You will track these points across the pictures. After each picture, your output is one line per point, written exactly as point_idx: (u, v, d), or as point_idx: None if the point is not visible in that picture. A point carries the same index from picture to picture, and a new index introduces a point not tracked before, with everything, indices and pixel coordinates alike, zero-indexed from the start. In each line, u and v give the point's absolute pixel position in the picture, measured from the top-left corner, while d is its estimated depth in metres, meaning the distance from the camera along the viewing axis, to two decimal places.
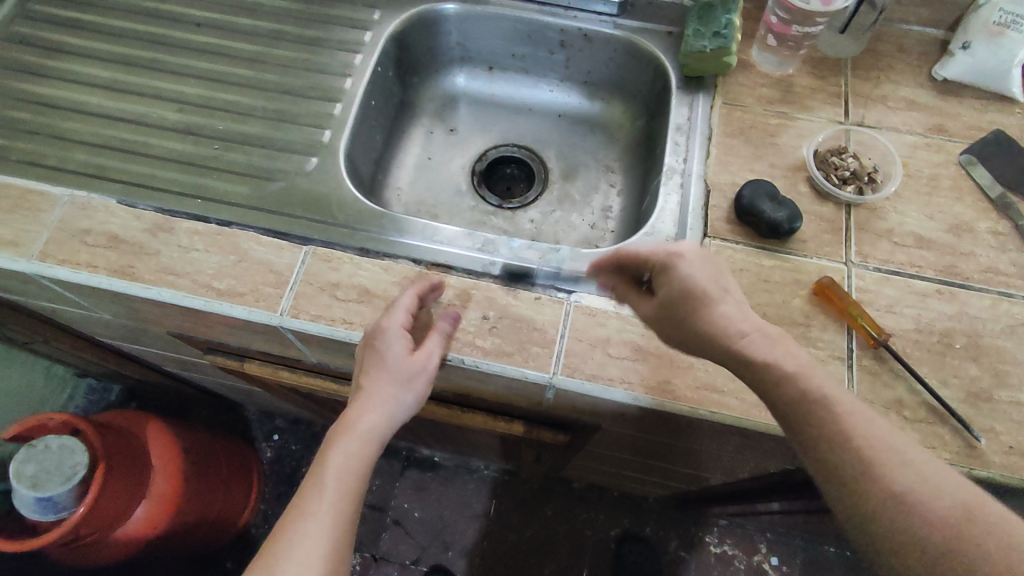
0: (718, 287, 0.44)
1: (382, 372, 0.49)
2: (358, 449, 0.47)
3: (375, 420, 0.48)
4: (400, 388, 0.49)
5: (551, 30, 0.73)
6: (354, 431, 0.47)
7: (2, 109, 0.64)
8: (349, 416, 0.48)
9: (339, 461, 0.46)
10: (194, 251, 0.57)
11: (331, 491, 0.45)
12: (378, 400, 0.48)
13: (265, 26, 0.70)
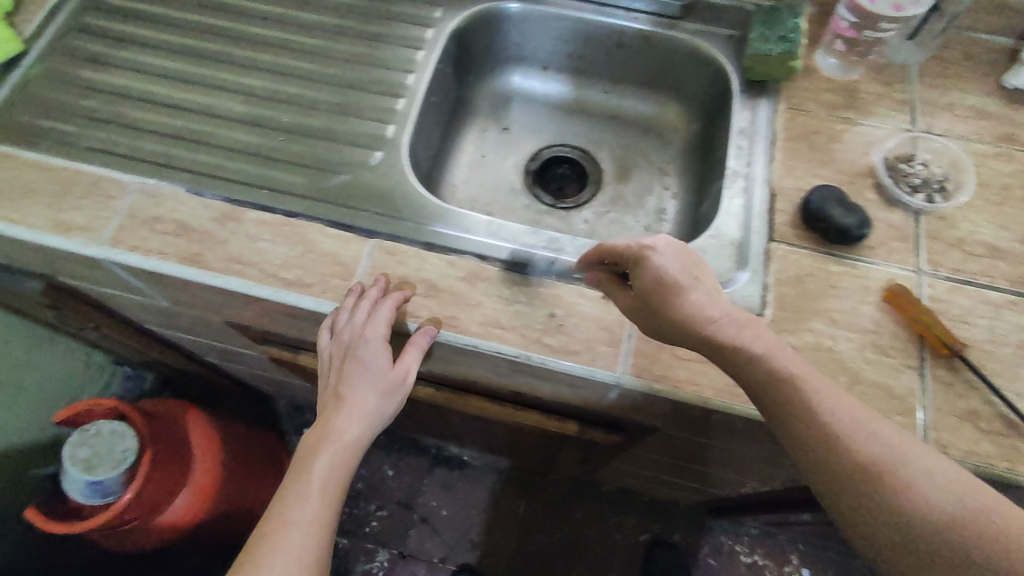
0: (687, 278, 0.45)
1: (363, 383, 0.53)
2: (342, 458, 0.51)
3: (357, 430, 0.52)
4: (379, 399, 0.53)
5: (610, 32, 0.73)
6: (338, 440, 0.51)
7: (74, 98, 0.65)
8: (333, 427, 0.51)
9: (325, 469, 0.50)
10: (261, 241, 0.58)
11: (316, 498, 0.49)
12: (360, 412, 0.52)
13: (329, 22, 0.71)
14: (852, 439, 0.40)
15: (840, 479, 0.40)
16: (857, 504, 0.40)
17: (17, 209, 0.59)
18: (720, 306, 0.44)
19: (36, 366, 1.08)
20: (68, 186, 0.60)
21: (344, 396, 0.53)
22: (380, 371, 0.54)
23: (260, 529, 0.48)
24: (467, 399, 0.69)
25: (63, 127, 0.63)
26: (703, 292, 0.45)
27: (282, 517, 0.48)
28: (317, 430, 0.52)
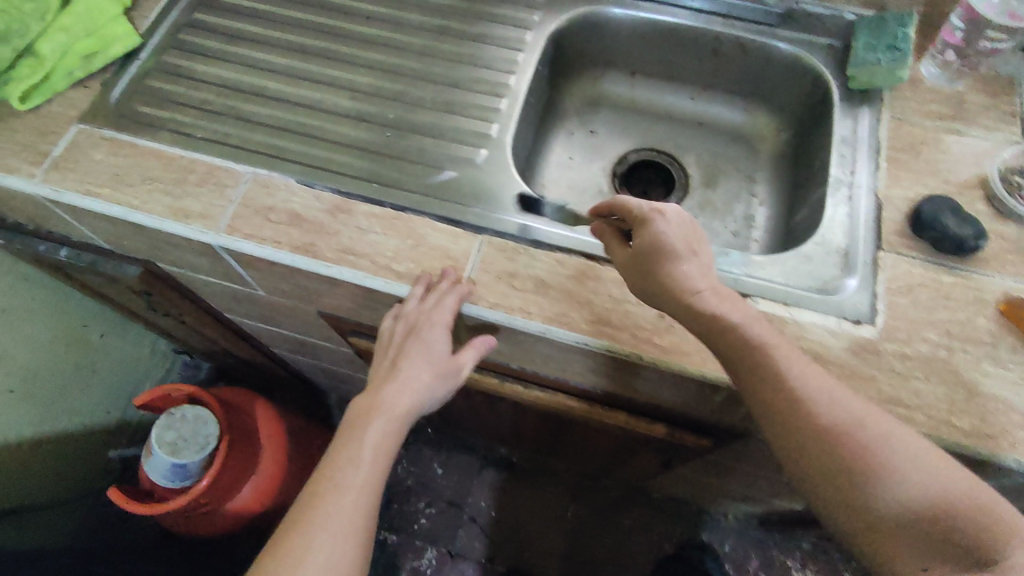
0: (683, 251, 0.50)
1: (417, 363, 0.58)
2: (391, 431, 0.56)
3: (408, 405, 0.57)
4: (433, 380, 0.58)
5: (705, 39, 0.73)
6: (390, 412, 0.56)
7: (188, 89, 0.67)
8: (388, 397, 0.56)
9: (376, 437, 0.55)
10: (372, 233, 0.59)
11: (365, 465, 0.54)
12: (413, 389, 0.57)
13: (430, 23, 0.73)
14: (838, 418, 0.45)
15: (823, 457, 0.44)
16: (831, 478, 0.44)
17: (137, 194, 0.61)
18: (707, 281, 0.50)
19: (109, 352, 1.14)
20: (185, 174, 0.62)
21: (399, 373, 0.58)
22: (435, 355, 0.58)
23: (310, 489, 0.53)
24: (555, 398, 0.70)
25: (178, 118, 0.66)
26: (694, 267, 0.50)
27: (334, 480, 0.52)
28: (370, 403, 0.57)
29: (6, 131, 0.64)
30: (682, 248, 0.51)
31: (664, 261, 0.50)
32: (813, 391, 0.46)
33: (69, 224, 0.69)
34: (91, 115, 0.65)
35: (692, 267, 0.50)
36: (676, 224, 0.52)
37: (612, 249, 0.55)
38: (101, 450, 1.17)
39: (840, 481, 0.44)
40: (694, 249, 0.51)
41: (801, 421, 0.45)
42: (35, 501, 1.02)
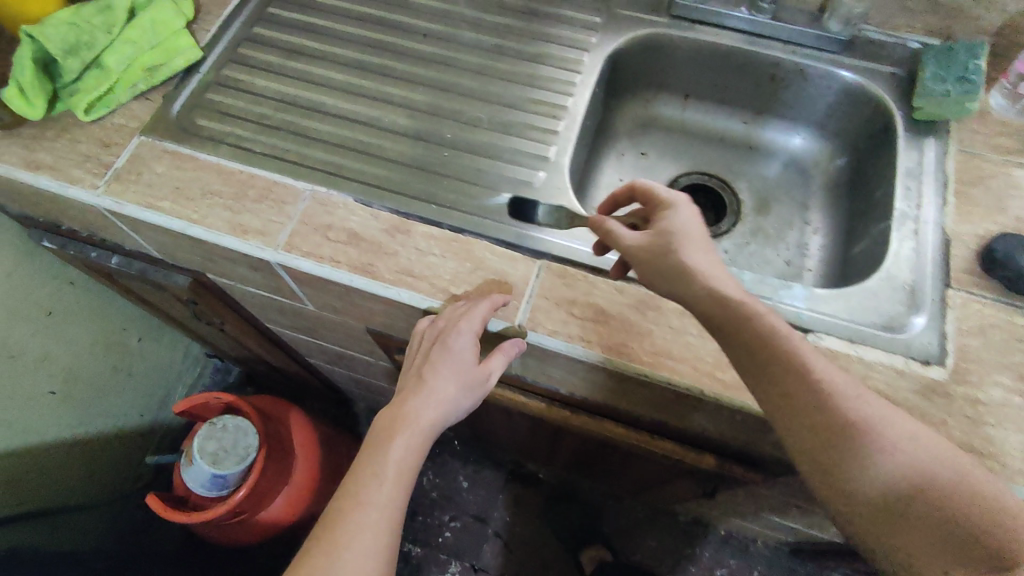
0: (685, 237, 0.49)
1: (445, 373, 0.54)
2: (417, 444, 0.52)
3: (435, 417, 0.53)
4: (460, 390, 0.54)
5: (765, 63, 0.72)
6: (416, 425, 0.52)
7: (247, 104, 0.68)
8: (411, 409, 0.52)
9: (400, 453, 0.51)
10: (431, 255, 0.59)
11: (391, 482, 0.50)
12: (440, 400, 0.53)
13: (487, 41, 0.72)
14: (827, 389, 0.44)
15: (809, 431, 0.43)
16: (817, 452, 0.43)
17: (197, 208, 0.61)
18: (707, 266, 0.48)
19: (144, 355, 1.15)
20: (244, 189, 0.62)
21: (426, 383, 0.54)
22: (465, 364, 0.55)
23: (331, 507, 0.49)
24: (602, 424, 0.69)
25: (237, 132, 0.66)
26: (694, 252, 0.49)
27: (358, 497, 0.48)
28: (395, 414, 0.52)
29: (72, 142, 0.65)
30: (682, 234, 0.50)
31: (653, 245, 0.50)
32: (807, 361, 0.44)
33: (126, 234, 0.70)
34: (152, 127, 0.66)
35: (690, 252, 0.49)
36: (686, 213, 0.50)
37: (625, 234, 0.52)
38: (135, 451, 1.18)
39: (828, 457, 0.43)
40: (703, 239, 0.50)
41: (794, 396, 0.44)
42: (73, 501, 1.03)
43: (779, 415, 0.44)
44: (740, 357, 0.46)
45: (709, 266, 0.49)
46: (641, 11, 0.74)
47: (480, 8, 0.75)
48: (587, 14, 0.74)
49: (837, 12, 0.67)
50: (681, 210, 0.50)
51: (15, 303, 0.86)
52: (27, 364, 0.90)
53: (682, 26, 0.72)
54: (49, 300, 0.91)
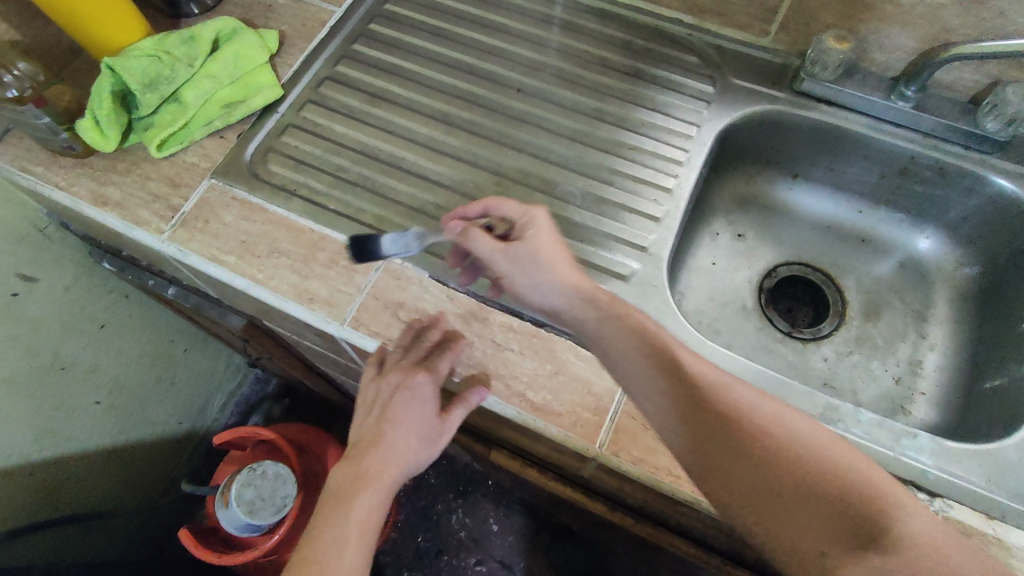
0: (536, 235, 0.52)
1: (407, 425, 0.53)
2: (380, 500, 0.51)
3: (397, 472, 0.52)
4: (421, 443, 0.53)
5: (898, 157, 0.63)
6: (379, 480, 0.51)
7: (325, 152, 0.63)
8: (373, 464, 0.51)
9: (363, 511, 0.50)
10: (508, 351, 0.53)
11: (353, 545, 0.48)
12: (403, 453, 0.52)
13: (587, 104, 0.67)
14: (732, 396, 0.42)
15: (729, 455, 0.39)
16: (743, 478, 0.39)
17: (262, 267, 0.57)
18: (553, 259, 0.51)
19: (189, 365, 1.14)
20: (313, 250, 0.58)
21: (387, 437, 0.52)
22: (426, 414, 0.53)
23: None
24: (670, 539, 0.63)
25: (311, 183, 0.61)
26: (543, 252, 0.52)
27: (318, 565, 0.47)
28: (356, 471, 0.51)
29: (141, 178, 0.62)
30: (538, 235, 0.52)
31: (508, 254, 0.52)
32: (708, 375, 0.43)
33: (186, 274, 0.67)
34: (224, 170, 0.62)
35: (536, 252, 0.52)
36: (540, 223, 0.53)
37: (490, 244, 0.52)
38: (171, 458, 1.17)
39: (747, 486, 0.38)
40: (553, 241, 0.52)
41: (714, 421, 0.41)
42: (110, 505, 1.03)
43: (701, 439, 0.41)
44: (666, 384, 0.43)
45: (564, 264, 0.52)
46: (759, 83, 0.66)
47: (578, 64, 0.69)
48: (700, 82, 0.67)
49: (1000, 111, 0.58)
50: (529, 216, 0.53)
51: (70, 316, 0.85)
52: (75, 375, 0.89)
53: (806, 105, 0.65)
54: (104, 312, 0.90)
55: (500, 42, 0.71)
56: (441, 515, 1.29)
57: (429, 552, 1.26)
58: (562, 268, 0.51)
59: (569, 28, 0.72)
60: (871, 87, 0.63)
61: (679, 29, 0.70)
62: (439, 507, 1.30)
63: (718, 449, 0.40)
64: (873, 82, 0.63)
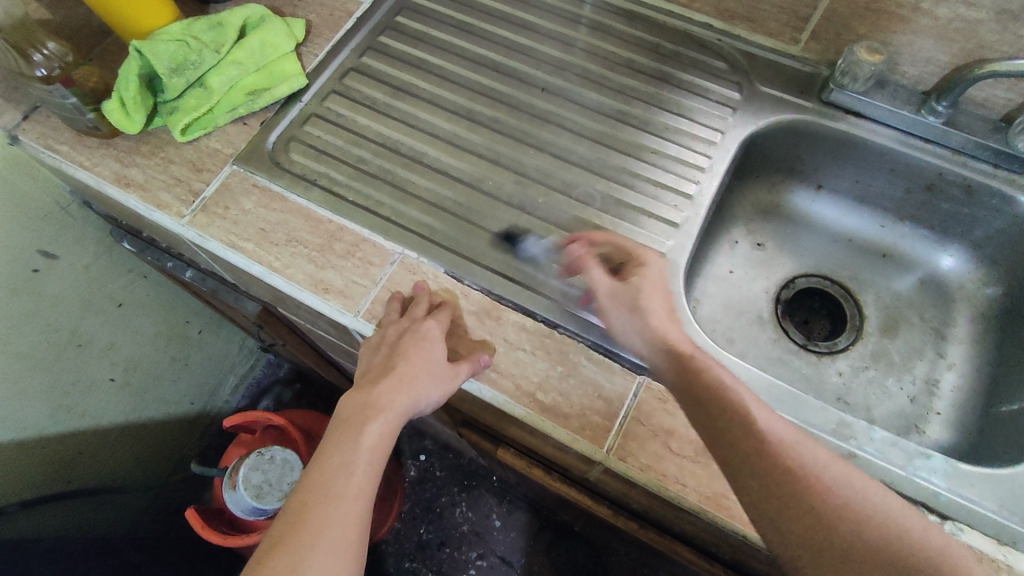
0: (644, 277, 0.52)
1: (414, 364, 0.50)
2: (388, 432, 0.50)
3: (406, 405, 0.50)
4: (430, 383, 0.49)
5: (926, 173, 0.62)
6: (386, 413, 0.50)
7: (346, 143, 0.64)
8: (381, 398, 0.50)
9: (371, 440, 0.49)
10: (520, 350, 0.53)
11: (360, 469, 0.48)
12: (411, 390, 0.50)
13: (611, 106, 0.66)
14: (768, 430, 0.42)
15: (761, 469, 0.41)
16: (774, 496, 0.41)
17: (279, 255, 0.57)
18: (653, 301, 0.50)
19: (203, 347, 1.15)
20: (331, 241, 0.58)
21: (395, 374, 0.50)
22: (436, 358, 0.51)
23: (300, 498, 0.47)
24: (674, 547, 0.62)
25: (331, 174, 0.62)
26: (646, 288, 0.51)
27: (326, 488, 0.47)
28: (364, 402, 0.50)
29: (164, 161, 0.62)
30: (647, 282, 0.52)
31: (615, 295, 0.51)
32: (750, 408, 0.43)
33: (204, 258, 0.67)
34: (246, 157, 0.62)
35: (642, 290, 0.51)
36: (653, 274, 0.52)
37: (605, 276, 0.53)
38: (182, 437, 1.18)
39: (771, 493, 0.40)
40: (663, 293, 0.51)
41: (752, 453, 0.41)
42: (121, 481, 1.05)
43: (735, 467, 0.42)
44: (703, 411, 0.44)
45: (660, 309, 0.50)
46: (787, 91, 0.66)
47: (603, 64, 0.69)
48: (726, 87, 0.67)
49: None
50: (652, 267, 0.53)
51: (89, 294, 0.86)
52: (92, 352, 0.90)
53: (834, 115, 0.64)
54: (121, 292, 0.91)
55: (526, 40, 0.71)
56: (445, 508, 1.29)
57: (431, 544, 1.27)
58: (654, 307, 0.50)
59: (596, 28, 0.71)
60: (901, 100, 0.62)
61: (707, 33, 0.69)
62: (443, 500, 1.30)
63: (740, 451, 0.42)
64: (903, 96, 0.62)
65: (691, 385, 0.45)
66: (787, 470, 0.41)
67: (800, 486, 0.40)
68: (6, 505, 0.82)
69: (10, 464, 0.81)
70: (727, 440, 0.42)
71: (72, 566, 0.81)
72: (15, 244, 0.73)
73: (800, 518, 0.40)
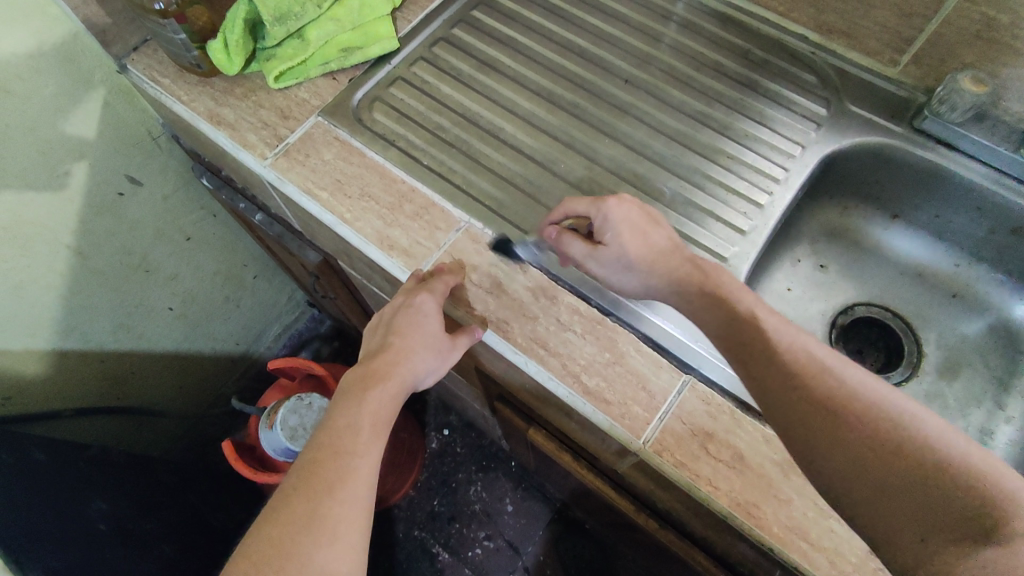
0: (615, 231, 0.51)
1: (411, 339, 0.52)
2: (390, 399, 0.50)
3: (407, 374, 0.51)
4: (427, 354, 0.52)
5: (1013, 215, 0.60)
6: (389, 380, 0.50)
7: (428, 109, 0.65)
8: (385, 366, 0.51)
9: (375, 404, 0.49)
10: (570, 332, 0.54)
11: (366, 431, 0.48)
12: (412, 363, 0.51)
13: (693, 105, 0.66)
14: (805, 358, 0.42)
15: (913, 510, 0.37)
16: (939, 539, 0.36)
17: (351, 208, 0.59)
18: (640, 251, 0.50)
19: (257, 292, 1.18)
20: (401, 201, 0.60)
21: (394, 344, 0.52)
22: (431, 329, 0.52)
23: (309, 458, 0.47)
24: (689, 551, 0.61)
25: (408, 137, 0.63)
26: (624, 243, 0.51)
27: (333, 448, 0.47)
28: (365, 373, 0.51)
29: (255, 105, 0.66)
30: (621, 224, 0.51)
31: (606, 257, 0.51)
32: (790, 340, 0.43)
33: (277, 202, 0.70)
34: (332, 110, 0.65)
35: (619, 249, 0.51)
36: (628, 215, 0.51)
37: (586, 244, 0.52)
38: (228, 376, 1.23)
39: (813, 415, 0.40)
40: (640, 222, 0.51)
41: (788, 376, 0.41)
42: (165, 407, 1.10)
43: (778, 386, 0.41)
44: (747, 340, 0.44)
45: (654, 248, 0.50)
46: (877, 113, 0.64)
47: (690, 64, 0.69)
48: (814, 102, 0.65)
49: None
50: (620, 204, 0.52)
51: (163, 223, 0.91)
52: (157, 279, 0.95)
53: (924, 144, 0.62)
54: (191, 227, 0.95)
55: (616, 30, 0.71)
56: (460, 484, 1.31)
57: (442, 517, 1.29)
58: (645, 249, 0.50)
59: (687, 27, 0.71)
60: (997, 137, 0.59)
61: (801, 44, 0.68)
62: (459, 476, 1.32)
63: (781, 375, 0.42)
64: (1001, 132, 0.59)
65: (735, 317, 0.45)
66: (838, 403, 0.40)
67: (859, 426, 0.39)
68: (62, 410, 0.90)
69: (67, 370, 0.88)
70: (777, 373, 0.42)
71: (113, 474, 0.87)
72: (106, 166, 0.78)
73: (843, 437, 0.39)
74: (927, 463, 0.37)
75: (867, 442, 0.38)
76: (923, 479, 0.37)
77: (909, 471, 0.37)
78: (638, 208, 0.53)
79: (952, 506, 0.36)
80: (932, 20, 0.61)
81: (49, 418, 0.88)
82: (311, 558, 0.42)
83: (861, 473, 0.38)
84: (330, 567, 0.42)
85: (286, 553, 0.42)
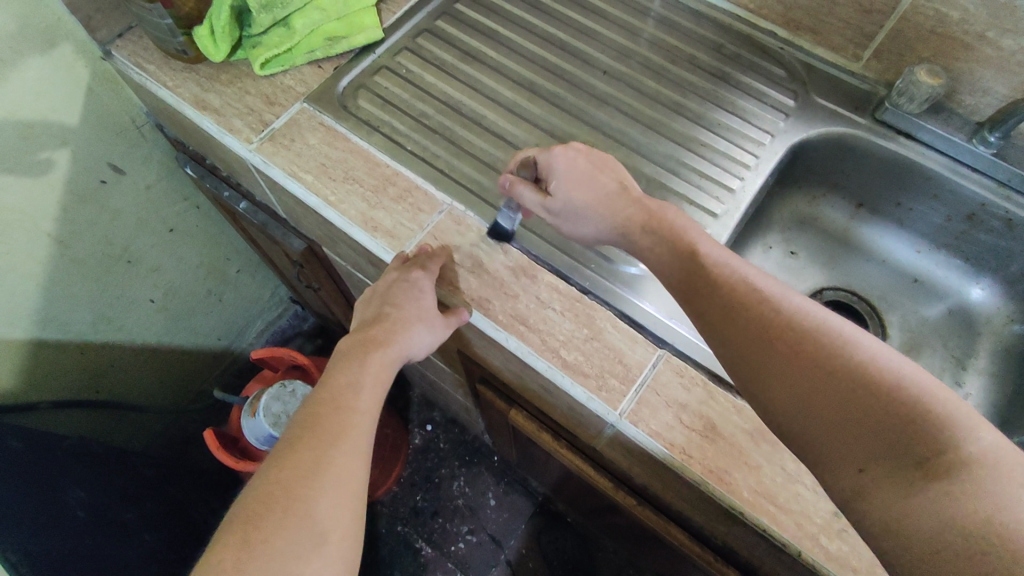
0: (559, 180, 0.53)
1: (408, 311, 0.54)
2: (385, 366, 0.53)
3: (402, 346, 0.53)
4: (421, 326, 0.54)
5: (967, 201, 0.63)
6: (388, 346, 0.53)
7: (412, 97, 0.67)
8: (382, 335, 0.53)
9: (375, 367, 0.52)
10: (549, 309, 0.56)
11: (366, 391, 0.51)
12: (408, 334, 0.53)
13: (668, 96, 0.68)
14: (767, 300, 0.42)
15: (857, 440, 0.37)
16: (883, 468, 0.36)
17: (335, 190, 0.61)
18: (583, 199, 0.53)
19: (239, 287, 1.18)
20: (385, 184, 0.61)
21: (388, 315, 0.54)
22: (426, 304, 0.54)
23: (309, 411, 0.48)
24: (667, 526, 0.63)
25: (393, 123, 0.65)
26: (568, 191, 0.53)
27: (336, 403, 0.49)
28: (365, 340, 0.53)
29: (240, 91, 0.67)
30: (565, 174, 0.54)
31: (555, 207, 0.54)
32: (754, 283, 0.44)
33: (262, 189, 0.71)
34: (317, 97, 0.66)
35: (567, 199, 0.53)
36: (570, 159, 0.54)
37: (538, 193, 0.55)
38: (209, 372, 1.22)
39: (768, 355, 0.41)
40: (583, 169, 0.53)
41: (747, 318, 0.42)
42: (146, 402, 1.10)
43: (736, 327, 0.42)
44: (709, 285, 0.45)
45: (599, 191, 0.53)
46: (841, 105, 0.67)
47: (666, 57, 0.71)
48: (782, 94, 0.69)
49: None
50: (562, 153, 0.54)
51: (145, 214, 0.90)
52: (138, 271, 0.95)
53: (885, 134, 0.65)
54: (173, 218, 0.95)
55: (594, 23, 0.74)
56: (443, 480, 1.32)
57: (424, 512, 1.29)
58: (589, 193, 0.52)
59: (663, 22, 0.74)
60: (953, 126, 0.63)
61: (771, 41, 0.71)
62: (442, 472, 1.33)
63: (740, 318, 0.42)
64: (956, 122, 0.63)
65: (700, 267, 0.46)
66: (797, 341, 0.40)
67: (818, 364, 0.39)
68: (38, 402, 0.88)
69: (45, 362, 0.88)
70: (735, 315, 0.43)
71: (92, 465, 0.86)
72: (88, 153, 0.78)
73: (802, 374, 0.39)
74: (897, 402, 0.37)
75: (836, 381, 0.38)
76: (890, 419, 0.36)
77: (869, 410, 0.37)
78: (584, 154, 0.55)
79: (921, 447, 0.35)
80: (889, 17, 0.62)
81: (26, 410, 0.87)
82: (317, 500, 0.44)
83: (806, 402, 0.39)
84: (335, 510, 0.44)
85: (293, 496, 0.43)
